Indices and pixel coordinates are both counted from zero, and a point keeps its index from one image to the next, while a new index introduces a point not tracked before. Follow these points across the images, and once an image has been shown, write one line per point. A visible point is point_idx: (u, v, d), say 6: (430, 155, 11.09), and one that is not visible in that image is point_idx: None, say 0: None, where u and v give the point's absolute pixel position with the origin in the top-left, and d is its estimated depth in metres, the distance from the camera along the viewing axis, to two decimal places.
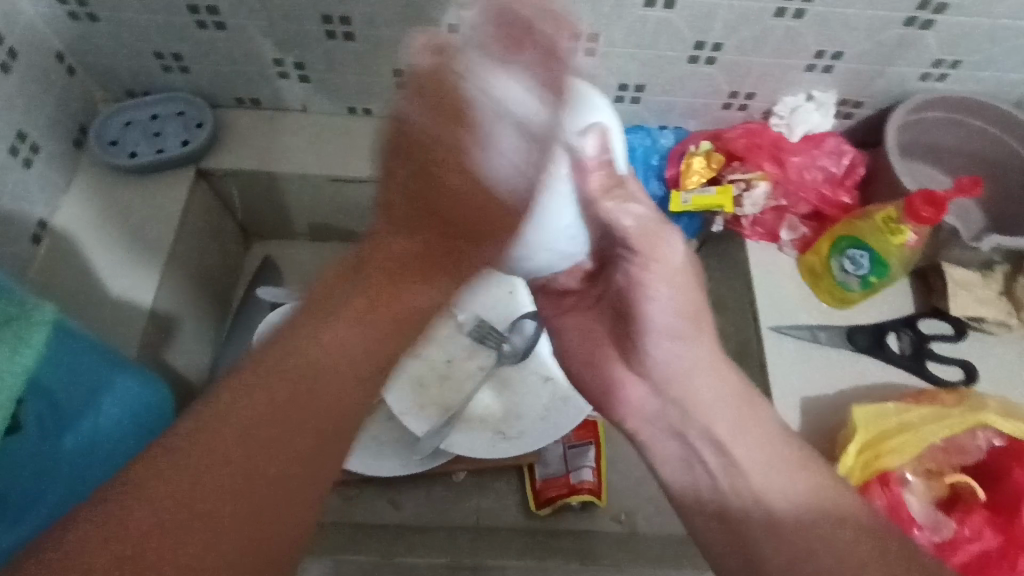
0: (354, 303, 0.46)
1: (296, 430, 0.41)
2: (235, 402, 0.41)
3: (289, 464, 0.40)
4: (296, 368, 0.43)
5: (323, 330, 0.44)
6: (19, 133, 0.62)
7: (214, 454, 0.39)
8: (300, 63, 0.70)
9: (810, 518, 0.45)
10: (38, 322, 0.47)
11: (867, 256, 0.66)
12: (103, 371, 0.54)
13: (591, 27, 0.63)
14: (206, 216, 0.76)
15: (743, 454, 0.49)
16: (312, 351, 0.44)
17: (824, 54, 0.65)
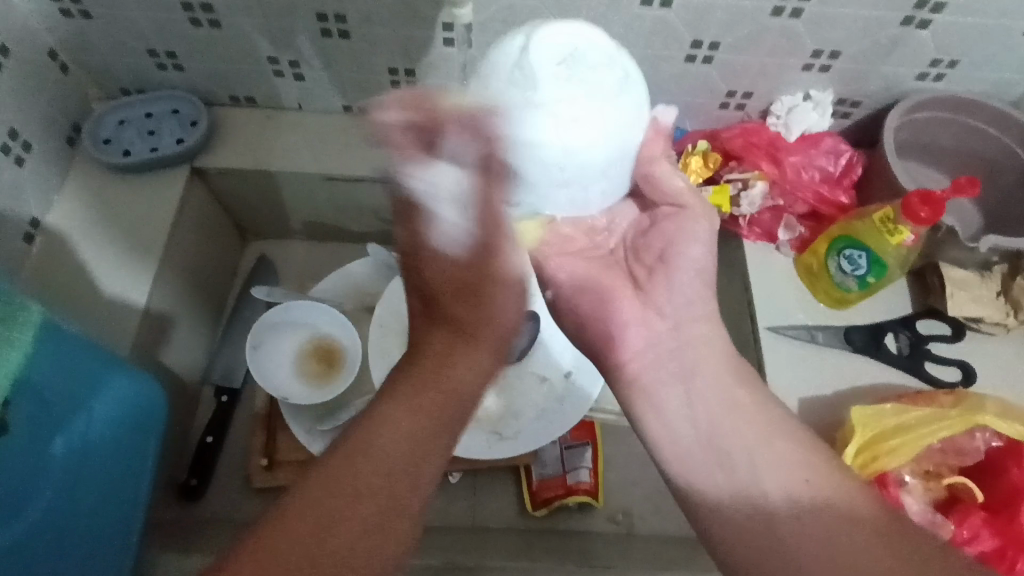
0: (430, 388, 0.47)
1: (366, 502, 0.43)
2: (314, 494, 0.42)
3: (362, 542, 0.42)
4: (372, 453, 0.45)
5: (395, 412, 0.46)
6: (12, 131, 0.62)
7: (291, 543, 0.41)
8: (295, 62, 0.69)
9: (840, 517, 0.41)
10: (26, 321, 0.48)
11: (864, 256, 0.66)
12: (91, 367, 0.53)
13: (588, 25, 0.63)
14: (203, 215, 0.76)
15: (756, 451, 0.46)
16: (385, 436, 0.45)
17: (821, 54, 0.65)
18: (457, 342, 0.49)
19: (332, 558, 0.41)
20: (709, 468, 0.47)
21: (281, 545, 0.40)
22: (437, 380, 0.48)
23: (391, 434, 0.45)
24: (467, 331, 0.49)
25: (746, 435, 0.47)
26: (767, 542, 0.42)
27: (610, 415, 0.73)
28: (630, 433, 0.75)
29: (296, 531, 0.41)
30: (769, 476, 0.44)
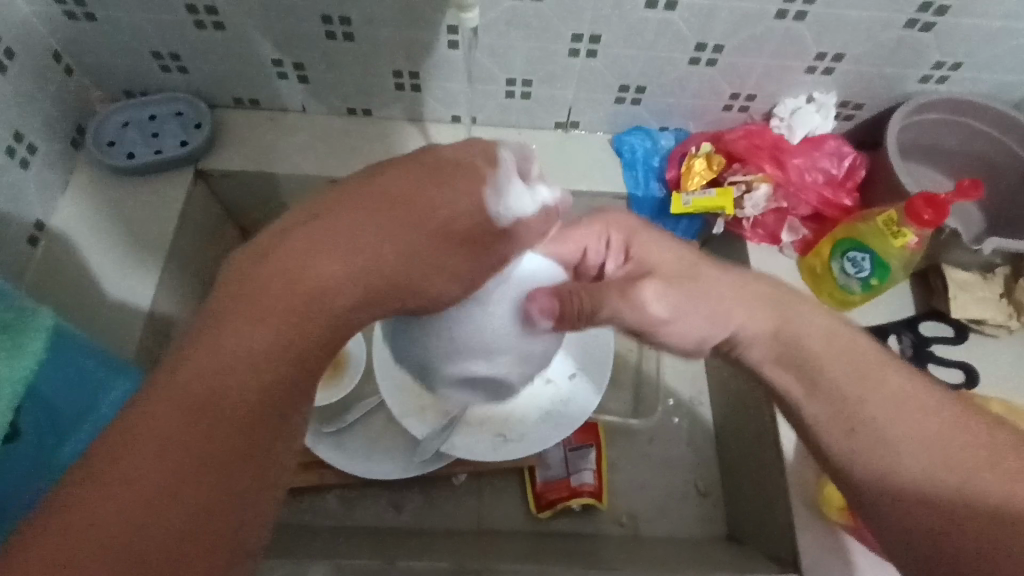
0: (281, 282, 0.46)
1: (212, 432, 0.41)
2: (138, 437, 0.39)
3: (230, 479, 0.41)
4: (204, 386, 0.42)
5: (222, 332, 0.43)
6: (16, 133, 0.62)
7: (151, 462, 0.39)
8: (299, 64, 0.69)
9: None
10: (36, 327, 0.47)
11: (868, 258, 0.66)
12: (91, 370, 0.53)
13: (592, 28, 0.63)
14: (206, 218, 0.76)
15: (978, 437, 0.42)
16: (238, 334, 0.44)
17: (825, 56, 0.65)
18: (312, 228, 0.48)
19: (199, 470, 0.40)
20: (875, 468, 0.43)
21: (129, 467, 0.39)
22: (297, 291, 0.46)
23: (228, 336, 0.43)
24: (324, 212, 0.50)
25: (897, 414, 0.43)
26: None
27: (614, 416, 0.75)
28: (634, 434, 0.75)
29: (100, 502, 0.38)
30: (914, 481, 0.42)
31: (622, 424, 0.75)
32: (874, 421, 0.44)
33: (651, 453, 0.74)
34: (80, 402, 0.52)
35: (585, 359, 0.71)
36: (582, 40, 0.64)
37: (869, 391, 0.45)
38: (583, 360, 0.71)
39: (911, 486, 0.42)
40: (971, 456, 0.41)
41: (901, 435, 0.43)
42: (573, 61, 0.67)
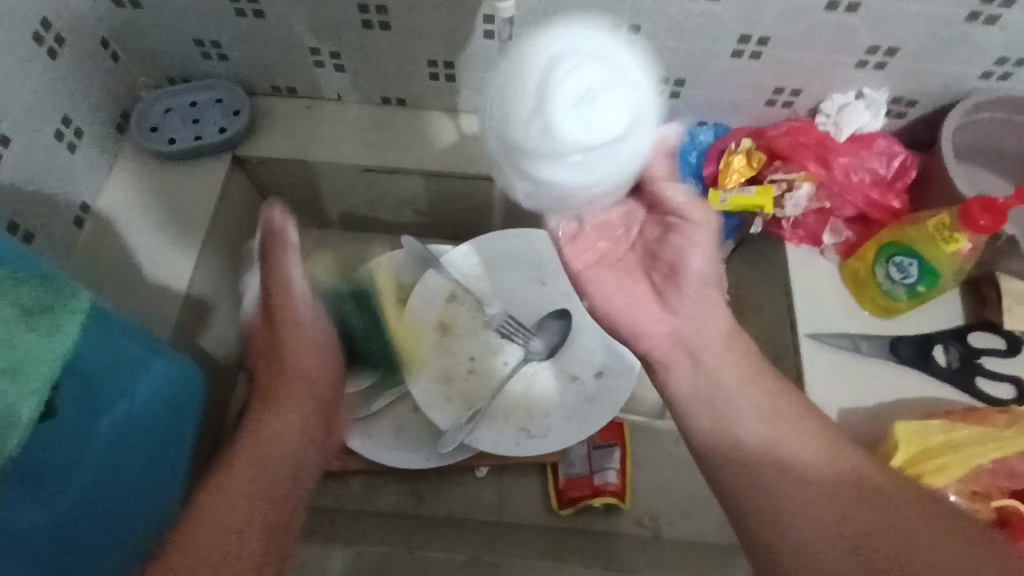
0: (255, 450, 0.52)
1: (257, 488, 0.48)
2: (226, 482, 0.48)
3: (263, 527, 0.46)
4: (261, 453, 0.51)
5: (272, 426, 0.54)
6: (64, 118, 0.64)
7: (223, 494, 0.47)
8: (336, 53, 0.70)
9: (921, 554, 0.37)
10: (77, 310, 0.45)
11: (915, 263, 0.63)
12: (123, 342, 0.53)
13: (631, 19, 0.61)
14: (242, 204, 0.77)
15: (846, 476, 0.42)
16: (276, 439, 0.53)
17: (878, 50, 0.62)
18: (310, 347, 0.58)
19: (245, 524, 0.46)
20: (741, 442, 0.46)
21: (233, 490, 0.47)
22: (252, 452, 0.51)
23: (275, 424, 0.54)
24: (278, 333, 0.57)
25: (810, 444, 0.44)
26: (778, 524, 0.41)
27: (641, 416, 0.74)
28: (660, 435, 0.74)
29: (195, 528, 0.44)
30: (782, 466, 0.43)
31: (647, 424, 0.74)
32: (743, 420, 0.46)
33: (677, 456, 0.73)
34: (117, 375, 0.52)
35: (613, 357, 0.69)
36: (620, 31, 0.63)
37: (782, 425, 0.45)
38: (610, 357, 0.69)
39: (784, 516, 0.41)
40: (870, 490, 0.41)
41: (775, 449, 0.44)
42: None
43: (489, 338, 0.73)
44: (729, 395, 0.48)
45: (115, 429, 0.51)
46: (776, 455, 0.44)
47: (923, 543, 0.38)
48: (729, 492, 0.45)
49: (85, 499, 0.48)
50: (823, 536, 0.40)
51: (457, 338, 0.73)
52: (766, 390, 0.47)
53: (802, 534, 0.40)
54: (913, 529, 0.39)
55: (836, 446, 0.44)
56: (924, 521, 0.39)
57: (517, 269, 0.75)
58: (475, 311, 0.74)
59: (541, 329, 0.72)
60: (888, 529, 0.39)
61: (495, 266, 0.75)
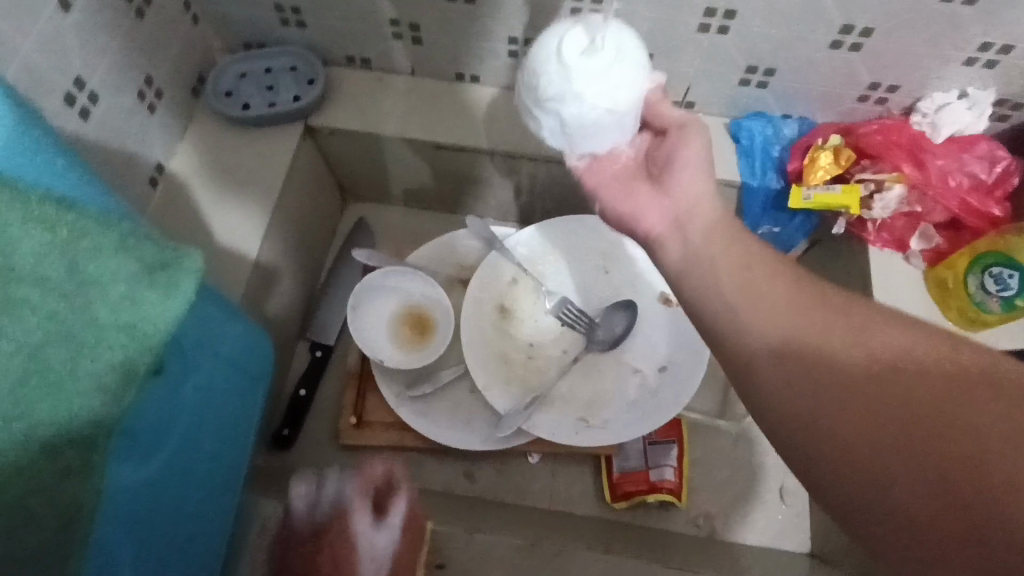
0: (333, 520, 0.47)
1: None
2: None
3: None
4: None
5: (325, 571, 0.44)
6: (146, 78, 0.64)
7: None
8: (414, 25, 0.68)
9: (953, 422, 0.34)
10: (190, 275, 0.39)
11: (1016, 276, 0.60)
12: (223, 326, 0.53)
13: (728, 2, 0.59)
14: (309, 173, 0.77)
15: (804, 341, 0.41)
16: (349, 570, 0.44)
17: (990, 48, 0.58)
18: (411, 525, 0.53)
19: None
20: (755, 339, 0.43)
21: None
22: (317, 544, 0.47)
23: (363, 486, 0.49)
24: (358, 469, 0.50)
25: (769, 317, 0.42)
26: (800, 426, 0.39)
27: (698, 414, 0.72)
28: (719, 436, 0.72)
29: None
30: (799, 347, 0.41)
31: (706, 422, 0.72)
32: (742, 314, 0.43)
33: (735, 457, 0.71)
34: (205, 358, 0.50)
35: (679, 351, 0.67)
36: (715, 15, 0.60)
37: (802, 322, 0.42)
38: (676, 351, 0.67)
39: (806, 408, 0.39)
40: (879, 376, 0.38)
41: (783, 341, 0.41)
42: (701, 37, 0.63)
43: (549, 324, 0.71)
44: (740, 314, 0.44)
45: (192, 416, 0.49)
46: (785, 353, 0.41)
47: (944, 385, 0.36)
48: (740, 376, 0.43)
49: (159, 478, 0.45)
50: (887, 440, 0.36)
51: (517, 322, 0.71)
52: (743, 274, 0.45)
53: (830, 425, 0.38)
54: (927, 421, 0.35)
55: (802, 310, 0.42)
56: (950, 379, 0.36)
57: (580, 257, 0.72)
58: (536, 295, 0.72)
59: (606, 318, 0.70)
60: (907, 430, 0.35)
61: (559, 256, 0.72)
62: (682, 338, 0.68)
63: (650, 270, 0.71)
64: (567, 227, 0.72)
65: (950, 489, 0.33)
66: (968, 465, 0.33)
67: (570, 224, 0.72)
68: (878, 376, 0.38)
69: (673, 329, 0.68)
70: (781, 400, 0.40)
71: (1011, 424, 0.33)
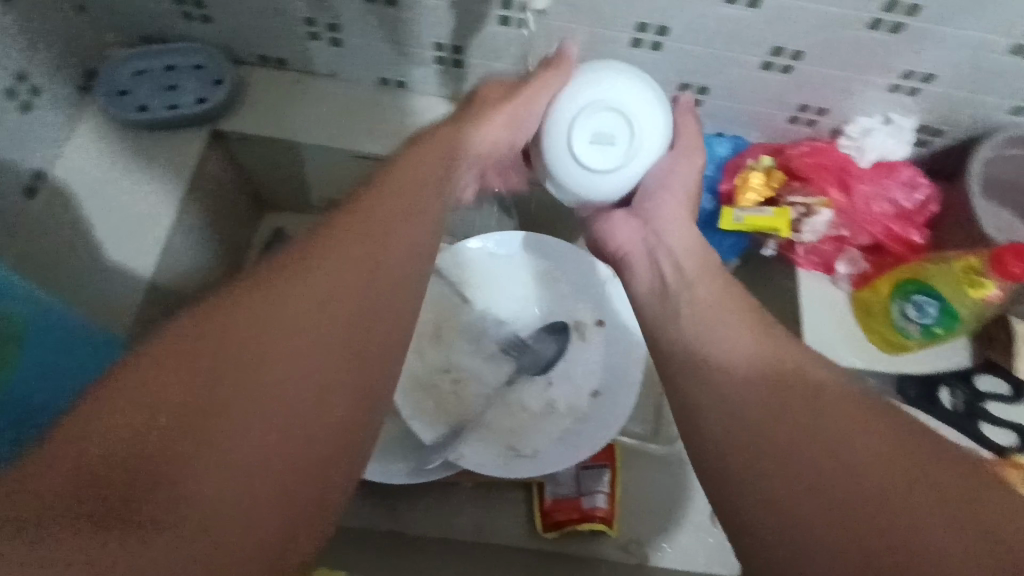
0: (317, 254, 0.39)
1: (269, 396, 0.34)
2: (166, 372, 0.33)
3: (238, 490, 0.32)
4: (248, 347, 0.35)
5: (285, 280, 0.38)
6: (18, 74, 0.56)
7: (186, 369, 0.33)
8: (333, 26, 0.63)
9: (847, 461, 0.34)
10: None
11: (935, 305, 0.61)
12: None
13: (661, 19, 0.56)
14: (217, 180, 0.70)
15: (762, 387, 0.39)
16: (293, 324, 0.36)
17: (912, 75, 0.59)
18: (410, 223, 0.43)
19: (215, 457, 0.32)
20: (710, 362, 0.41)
21: (181, 367, 0.33)
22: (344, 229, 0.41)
23: (295, 293, 0.37)
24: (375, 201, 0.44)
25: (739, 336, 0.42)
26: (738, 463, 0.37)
27: (632, 438, 0.71)
28: (651, 459, 0.71)
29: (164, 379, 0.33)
30: (771, 390, 0.39)
31: (638, 446, 0.71)
32: (702, 338, 0.43)
33: (666, 481, 0.70)
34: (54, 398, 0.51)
35: (613, 377, 0.64)
36: (647, 31, 0.58)
37: (765, 352, 0.41)
38: (608, 376, 0.65)
39: (726, 447, 0.38)
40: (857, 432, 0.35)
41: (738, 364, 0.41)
42: (634, 52, 0.61)
43: (482, 348, 0.68)
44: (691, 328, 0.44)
45: None
46: (746, 386, 0.39)
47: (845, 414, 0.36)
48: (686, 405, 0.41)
49: None
50: (797, 465, 0.35)
51: (447, 345, 0.68)
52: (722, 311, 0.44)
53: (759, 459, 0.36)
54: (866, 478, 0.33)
55: (770, 342, 0.41)
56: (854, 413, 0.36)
57: (513, 278, 0.70)
58: (467, 317, 0.69)
59: (538, 340, 0.67)
60: (847, 494, 0.33)
61: (488, 275, 0.70)
62: (615, 360, 0.65)
63: (582, 291, 0.68)
64: (492, 247, 0.70)
65: (846, 515, 0.33)
66: (871, 502, 0.33)
67: (506, 242, 0.69)
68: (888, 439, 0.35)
69: (608, 353, 0.66)
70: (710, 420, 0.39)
71: (909, 472, 0.33)
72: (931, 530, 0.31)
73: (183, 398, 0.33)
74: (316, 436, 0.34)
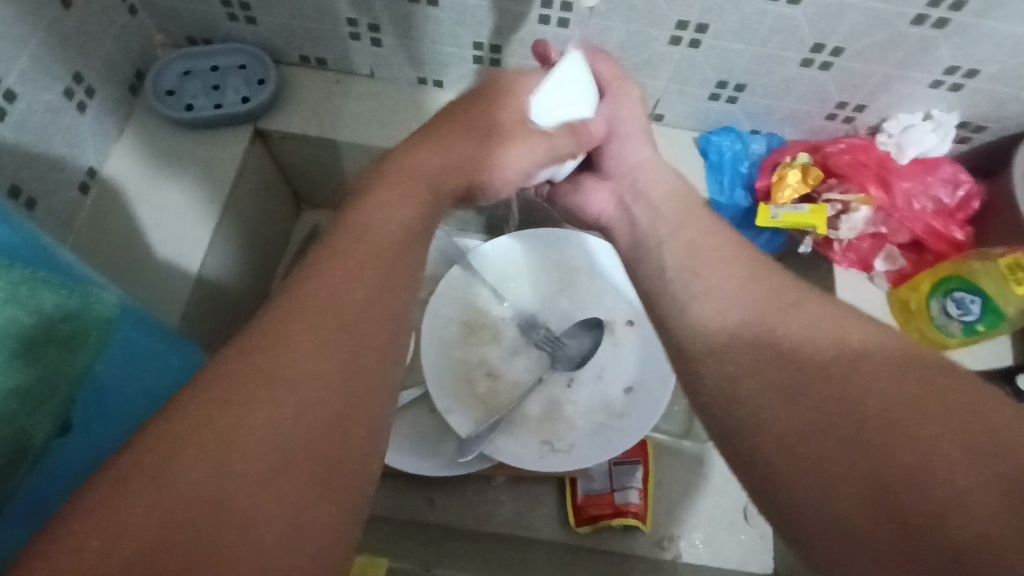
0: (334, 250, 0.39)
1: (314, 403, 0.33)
2: (214, 401, 0.31)
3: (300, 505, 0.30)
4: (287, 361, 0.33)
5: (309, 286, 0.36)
6: (75, 75, 0.58)
7: (232, 392, 0.31)
8: (374, 26, 0.64)
9: (887, 425, 0.32)
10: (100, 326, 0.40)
11: (978, 301, 0.60)
12: (162, 355, 0.51)
13: (700, 16, 0.57)
14: (259, 178, 0.72)
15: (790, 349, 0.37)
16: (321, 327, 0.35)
17: (956, 71, 0.58)
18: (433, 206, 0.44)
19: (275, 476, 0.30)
20: None
21: (227, 391, 0.31)
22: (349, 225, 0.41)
23: (305, 333, 0.34)
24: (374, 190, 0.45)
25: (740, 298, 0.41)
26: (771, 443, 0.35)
27: (665, 434, 0.71)
28: (684, 456, 0.71)
29: (207, 407, 0.31)
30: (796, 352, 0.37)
31: (671, 443, 0.71)
32: (718, 304, 0.41)
33: (699, 477, 0.70)
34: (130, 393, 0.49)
35: (648, 372, 0.64)
36: (686, 28, 0.58)
37: (783, 312, 0.39)
38: (643, 371, 0.65)
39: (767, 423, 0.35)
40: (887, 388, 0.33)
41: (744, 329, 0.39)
42: (672, 50, 0.61)
43: (517, 343, 0.69)
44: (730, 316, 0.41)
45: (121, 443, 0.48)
46: (768, 355, 0.37)
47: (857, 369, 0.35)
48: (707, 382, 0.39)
49: None
50: (817, 435, 0.33)
51: (481, 341, 0.68)
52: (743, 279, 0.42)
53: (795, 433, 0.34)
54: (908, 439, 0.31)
55: (786, 301, 0.39)
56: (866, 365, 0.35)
57: (546, 275, 0.70)
58: (501, 312, 0.70)
59: (572, 337, 0.67)
60: (892, 463, 0.31)
61: (518, 272, 0.70)
62: (650, 356, 0.65)
63: (617, 287, 0.69)
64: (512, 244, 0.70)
65: (896, 500, 0.30)
66: (903, 466, 0.31)
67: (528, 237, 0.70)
68: (926, 391, 0.33)
69: (642, 349, 0.66)
70: (741, 394, 0.37)
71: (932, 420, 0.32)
72: (965, 480, 0.29)
73: (232, 423, 0.31)
74: (333, 439, 0.32)
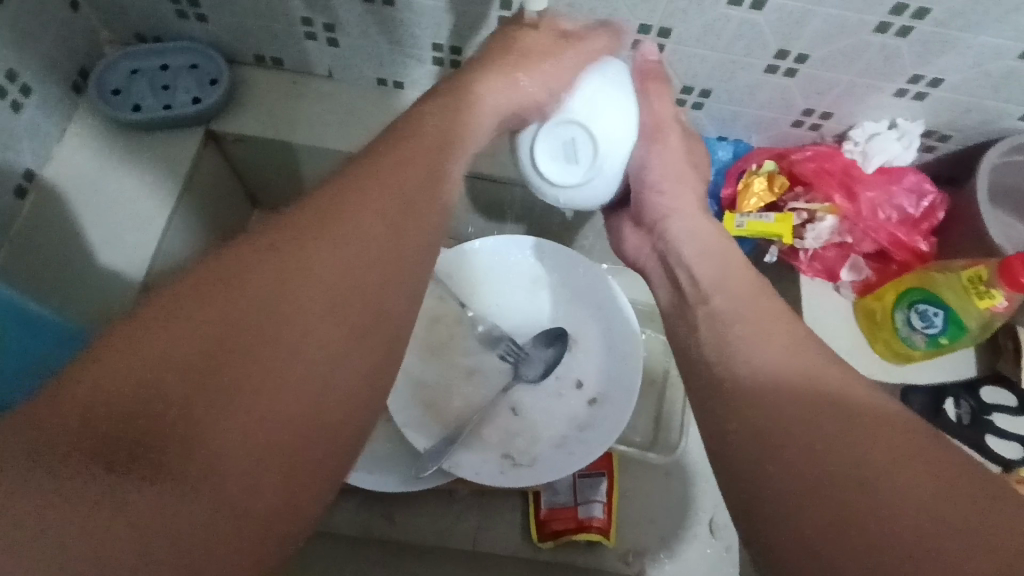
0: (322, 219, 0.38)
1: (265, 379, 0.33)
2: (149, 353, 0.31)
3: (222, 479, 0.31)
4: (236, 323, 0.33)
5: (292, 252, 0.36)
6: (8, 72, 0.55)
7: (172, 346, 0.32)
8: (330, 25, 0.62)
9: (881, 486, 0.33)
10: None
11: (940, 314, 0.59)
12: None
13: (663, 21, 0.55)
14: (213, 183, 0.70)
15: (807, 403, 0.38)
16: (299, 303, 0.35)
17: (920, 80, 0.57)
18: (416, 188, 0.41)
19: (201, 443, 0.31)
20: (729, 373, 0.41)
21: (167, 346, 0.32)
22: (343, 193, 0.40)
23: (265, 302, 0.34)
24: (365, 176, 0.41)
25: (773, 352, 0.41)
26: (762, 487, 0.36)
27: (632, 447, 0.70)
28: (650, 467, 0.70)
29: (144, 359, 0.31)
30: (816, 406, 0.38)
31: (638, 455, 0.70)
32: (743, 353, 0.42)
33: (666, 491, 0.69)
34: None
35: (613, 383, 0.63)
36: (649, 32, 0.57)
37: (803, 366, 0.40)
38: (609, 382, 0.63)
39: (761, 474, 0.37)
40: (901, 451, 0.34)
41: (771, 388, 0.39)
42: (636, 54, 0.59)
43: (481, 354, 0.67)
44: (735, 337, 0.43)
45: None
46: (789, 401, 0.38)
47: (861, 424, 0.36)
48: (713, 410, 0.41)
49: None
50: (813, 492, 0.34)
51: (448, 351, 0.67)
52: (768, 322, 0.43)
53: (786, 489, 0.35)
54: (901, 502, 0.32)
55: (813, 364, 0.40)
56: (866, 414, 0.36)
57: (519, 284, 0.69)
58: (466, 324, 0.68)
59: (535, 349, 0.66)
60: (870, 519, 0.32)
61: (490, 277, 0.69)
62: (615, 365, 0.64)
63: (587, 301, 0.67)
64: (498, 255, 0.68)
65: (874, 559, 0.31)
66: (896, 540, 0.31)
67: (522, 249, 0.68)
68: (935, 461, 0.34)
69: (608, 360, 0.65)
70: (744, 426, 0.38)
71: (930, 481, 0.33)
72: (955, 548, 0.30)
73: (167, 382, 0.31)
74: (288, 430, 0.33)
